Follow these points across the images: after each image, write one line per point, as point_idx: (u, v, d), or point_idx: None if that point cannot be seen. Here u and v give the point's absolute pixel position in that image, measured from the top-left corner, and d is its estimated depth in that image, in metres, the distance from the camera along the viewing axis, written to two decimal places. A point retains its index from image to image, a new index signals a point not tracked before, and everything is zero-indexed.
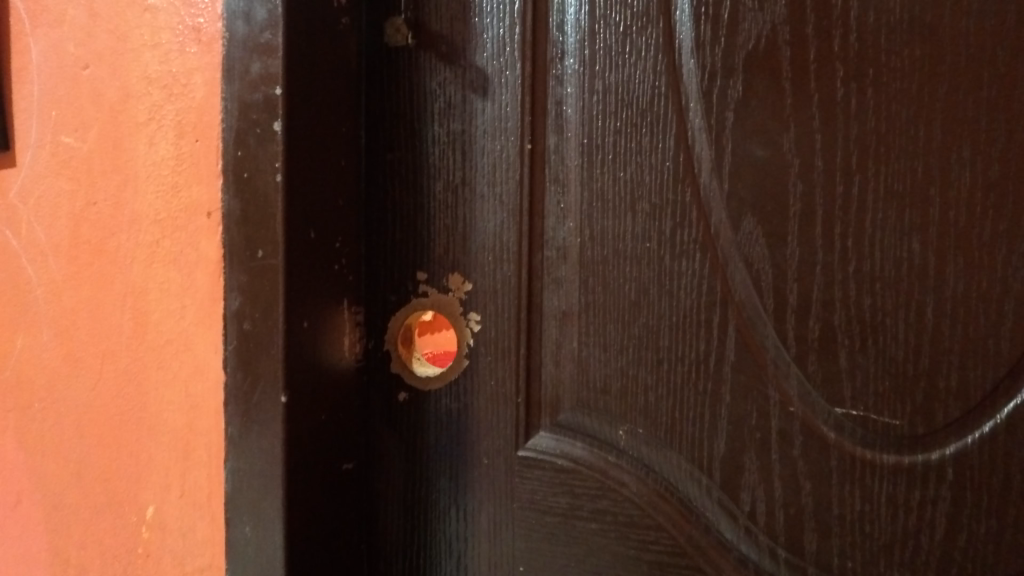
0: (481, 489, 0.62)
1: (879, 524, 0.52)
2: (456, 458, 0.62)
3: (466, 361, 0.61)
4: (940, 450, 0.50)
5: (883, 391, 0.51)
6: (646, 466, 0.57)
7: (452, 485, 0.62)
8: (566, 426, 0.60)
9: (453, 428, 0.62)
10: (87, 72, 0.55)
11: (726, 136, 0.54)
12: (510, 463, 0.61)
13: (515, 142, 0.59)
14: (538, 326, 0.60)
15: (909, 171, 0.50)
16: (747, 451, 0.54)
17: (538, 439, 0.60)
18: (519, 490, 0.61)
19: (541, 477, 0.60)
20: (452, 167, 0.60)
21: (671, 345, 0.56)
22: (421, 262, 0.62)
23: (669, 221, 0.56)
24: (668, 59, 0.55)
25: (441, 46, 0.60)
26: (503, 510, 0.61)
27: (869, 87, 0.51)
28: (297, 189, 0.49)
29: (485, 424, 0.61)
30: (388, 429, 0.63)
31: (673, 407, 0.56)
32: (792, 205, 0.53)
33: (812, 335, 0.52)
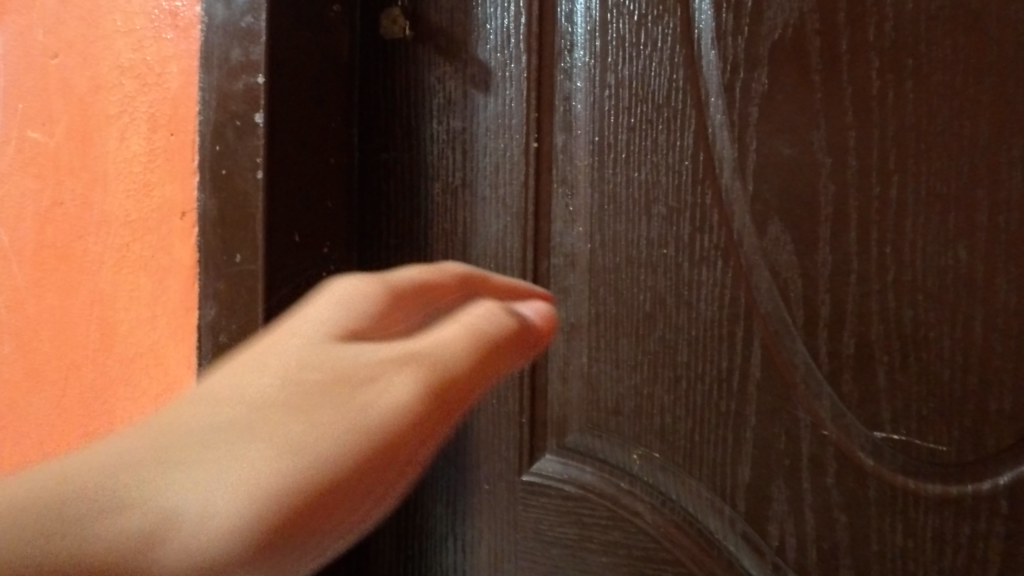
0: (481, 517, 0.57)
1: (924, 563, 0.46)
2: (454, 482, 0.57)
3: None
4: (994, 479, 0.44)
5: (928, 413, 0.46)
6: (662, 493, 0.52)
7: (449, 512, 0.58)
8: (574, 448, 0.55)
9: (451, 450, 0.57)
10: (56, 61, 0.50)
11: (750, 133, 0.50)
12: (513, 488, 0.56)
13: (520, 140, 0.55)
14: None
15: (954, 170, 0.45)
16: (775, 479, 0.49)
17: (544, 462, 0.56)
18: (523, 519, 0.56)
19: (547, 505, 0.55)
20: (452, 167, 0.56)
21: (690, 361, 0.51)
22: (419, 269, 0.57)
23: (687, 226, 0.51)
24: (686, 50, 0.51)
25: (440, 39, 0.56)
26: (506, 541, 0.56)
27: (908, 79, 0.46)
28: (281, 186, 0.45)
29: (486, 446, 0.57)
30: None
31: (692, 429, 0.51)
32: (823, 209, 0.48)
33: (847, 351, 0.48)
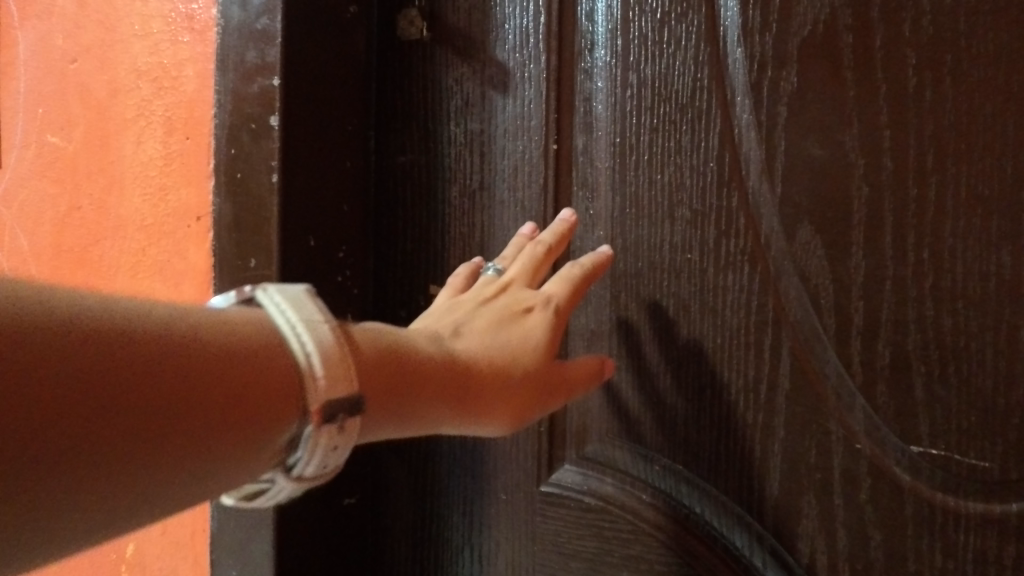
0: (498, 527, 0.56)
1: None
2: (471, 492, 0.56)
3: None
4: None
5: (969, 427, 0.43)
6: (686, 507, 0.50)
7: (465, 522, 0.57)
8: (594, 459, 0.53)
9: (467, 459, 0.56)
10: (75, 65, 0.50)
11: (778, 134, 0.48)
12: (531, 499, 0.55)
13: (539, 142, 0.53)
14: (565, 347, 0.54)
15: (997, 171, 0.43)
16: (805, 494, 0.47)
17: (562, 473, 0.54)
18: (541, 530, 0.55)
19: (565, 517, 0.54)
20: (470, 170, 0.55)
21: (714, 370, 0.49)
22: (436, 275, 0.57)
23: (712, 230, 0.50)
24: (711, 48, 0.49)
25: (458, 40, 0.55)
26: (523, 553, 0.55)
27: (947, 77, 0.44)
28: (295, 190, 0.44)
29: (504, 455, 0.55)
30: (397, 458, 0.58)
31: (718, 441, 0.49)
32: (856, 212, 0.46)
33: (881, 362, 0.45)
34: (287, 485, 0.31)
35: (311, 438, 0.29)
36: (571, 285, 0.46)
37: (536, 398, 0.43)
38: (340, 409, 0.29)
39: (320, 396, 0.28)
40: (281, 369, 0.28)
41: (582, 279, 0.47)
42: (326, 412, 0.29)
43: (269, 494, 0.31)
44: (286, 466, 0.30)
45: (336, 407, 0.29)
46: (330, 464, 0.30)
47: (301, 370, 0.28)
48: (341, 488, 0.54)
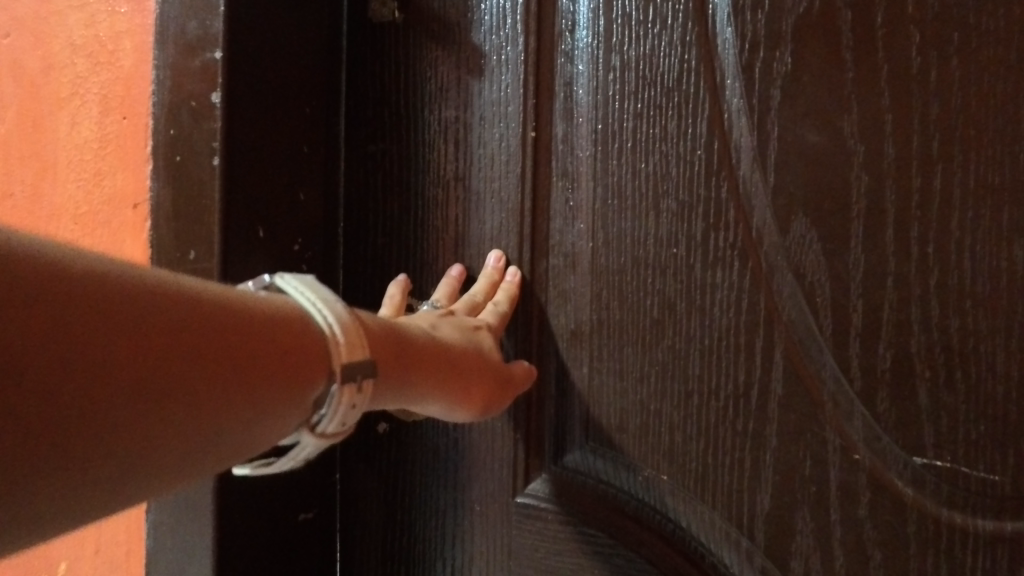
0: (473, 542, 0.52)
1: None
2: (444, 503, 0.53)
3: None
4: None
5: (978, 437, 0.40)
6: (673, 521, 0.47)
7: (439, 535, 0.53)
8: (574, 467, 0.50)
9: (441, 468, 0.53)
10: (9, 40, 0.52)
11: (771, 119, 0.44)
12: (507, 511, 0.51)
13: (516, 129, 0.50)
14: (544, 349, 0.51)
15: (1010, 159, 0.40)
16: (799, 509, 0.43)
17: (540, 483, 0.51)
18: (517, 545, 0.51)
19: (543, 530, 0.50)
20: (446, 160, 0.52)
21: (702, 373, 0.46)
22: (409, 273, 0.53)
23: (700, 223, 0.46)
24: (699, 28, 0.46)
25: (432, 22, 0.52)
26: (499, 569, 0.52)
27: (954, 57, 0.41)
28: (240, 176, 0.43)
29: (479, 464, 0.52)
30: (366, 466, 0.55)
31: (705, 450, 0.46)
32: (855, 203, 0.43)
33: (882, 365, 0.42)
34: (310, 442, 0.31)
35: (336, 396, 0.30)
36: (507, 304, 0.49)
37: (506, 390, 0.44)
38: (361, 372, 0.31)
39: (342, 359, 0.30)
40: (309, 338, 0.29)
41: (511, 302, 0.49)
42: (348, 372, 0.30)
43: (299, 448, 0.32)
44: (311, 423, 0.31)
45: (356, 369, 0.30)
46: (348, 423, 0.32)
47: (326, 338, 0.30)
48: (299, 501, 0.51)
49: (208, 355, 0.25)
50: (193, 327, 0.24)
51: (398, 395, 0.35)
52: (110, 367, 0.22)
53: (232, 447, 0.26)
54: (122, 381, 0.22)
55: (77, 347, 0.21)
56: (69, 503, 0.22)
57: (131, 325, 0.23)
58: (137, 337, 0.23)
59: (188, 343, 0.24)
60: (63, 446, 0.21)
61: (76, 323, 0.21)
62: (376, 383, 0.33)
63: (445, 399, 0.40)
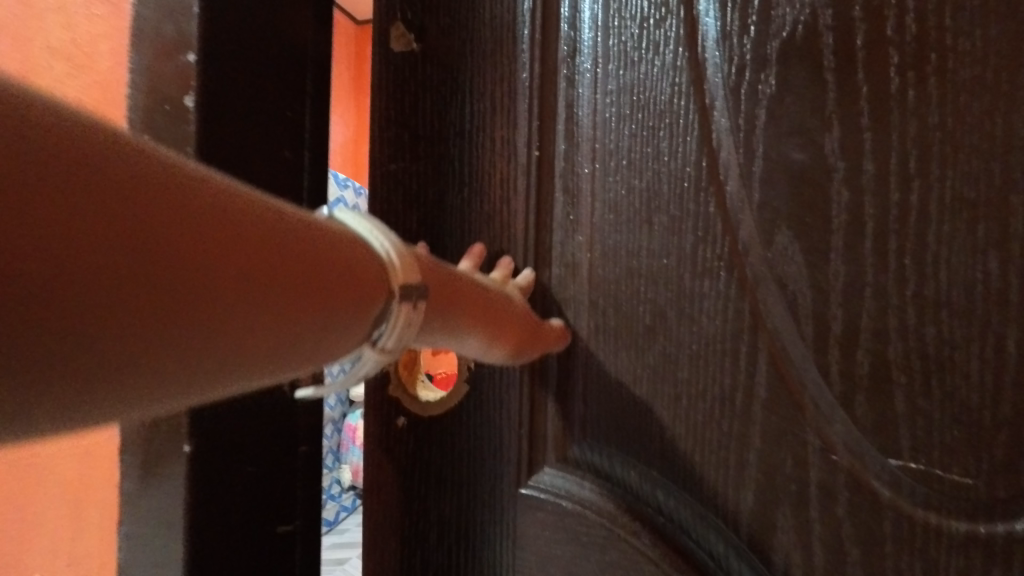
0: (487, 529, 0.57)
1: None
2: (461, 491, 0.57)
3: (466, 387, 0.56)
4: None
5: (951, 441, 0.42)
6: (663, 513, 0.50)
7: (456, 522, 0.57)
8: (575, 460, 0.54)
9: (455, 460, 0.57)
10: None
11: (757, 138, 0.47)
12: (514, 500, 0.55)
13: (523, 149, 0.54)
14: (548, 352, 0.54)
15: (985, 173, 0.41)
16: (781, 505, 0.46)
17: (543, 475, 0.55)
18: (522, 532, 0.55)
19: (544, 519, 0.54)
20: (461, 175, 0.56)
21: (690, 377, 0.49)
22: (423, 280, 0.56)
23: (690, 236, 0.49)
24: (690, 53, 0.49)
25: (445, 49, 0.56)
26: (508, 554, 0.56)
27: (932, 76, 0.43)
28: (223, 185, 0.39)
29: (490, 456, 0.56)
30: (384, 457, 0.59)
31: (693, 448, 0.49)
32: (836, 217, 0.45)
33: (860, 371, 0.44)
34: (373, 357, 0.30)
35: (397, 312, 0.28)
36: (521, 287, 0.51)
37: (536, 340, 0.47)
38: (419, 295, 0.29)
39: (399, 279, 0.28)
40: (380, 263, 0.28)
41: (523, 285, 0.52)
42: (408, 293, 0.29)
43: (359, 364, 0.30)
44: (370, 339, 0.29)
45: (416, 294, 0.29)
46: (405, 345, 0.30)
47: (382, 264, 0.28)
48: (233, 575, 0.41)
49: (276, 266, 0.20)
50: (217, 227, 0.18)
51: (439, 325, 0.35)
52: (182, 267, 0.17)
53: (332, 340, 0.25)
54: (207, 280, 0.18)
55: (125, 234, 0.15)
56: (111, 413, 0.17)
57: (178, 212, 0.17)
58: (217, 243, 0.18)
59: (228, 241, 0.18)
60: (137, 362, 0.16)
61: (146, 206, 0.16)
62: (426, 306, 0.32)
63: (483, 336, 0.41)
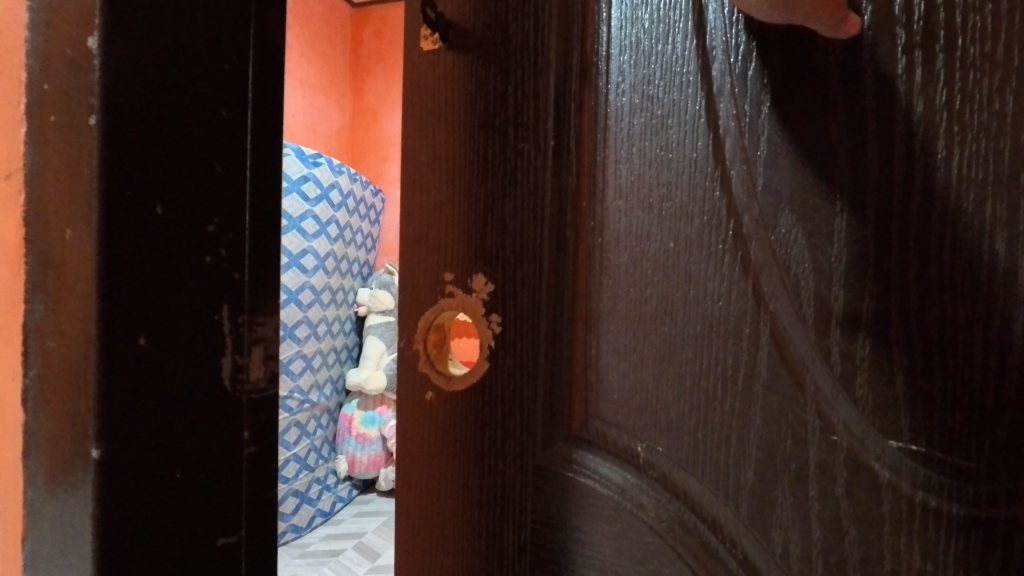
0: (503, 501, 0.58)
1: None
2: (479, 465, 0.59)
3: (487, 364, 0.58)
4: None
5: (954, 422, 0.41)
6: (667, 488, 0.52)
7: (475, 494, 0.59)
8: (587, 435, 0.56)
9: (473, 437, 0.59)
10: None
11: (762, 122, 0.47)
12: (525, 472, 0.57)
13: (544, 139, 0.56)
14: (563, 333, 0.57)
15: (994, 152, 0.41)
16: (780, 483, 0.47)
17: (556, 448, 0.57)
18: (535, 502, 0.57)
19: (557, 490, 0.57)
20: (484, 166, 0.58)
21: (694, 358, 0.50)
22: (443, 265, 0.60)
23: (695, 221, 0.50)
24: (699, 41, 0.50)
25: (480, 49, 0.58)
26: (521, 524, 0.58)
27: (940, 55, 0.42)
28: (211, 205, 0.40)
29: (507, 432, 0.58)
30: (410, 429, 0.62)
31: (696, 425, 0.50)
32: (839, 199, 0.45)
33: (862, 354, 0.44)
34: None
35: None
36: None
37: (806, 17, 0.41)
38: None
39: None
40: None
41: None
42: None
43: None
44: None
45: None
46: None
47: None
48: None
49: None
50: None
51: None
52: None
53: None
54: None
55: None
56: None
57: None
58: None
59: None
60: None
61: None
62: None
63: None
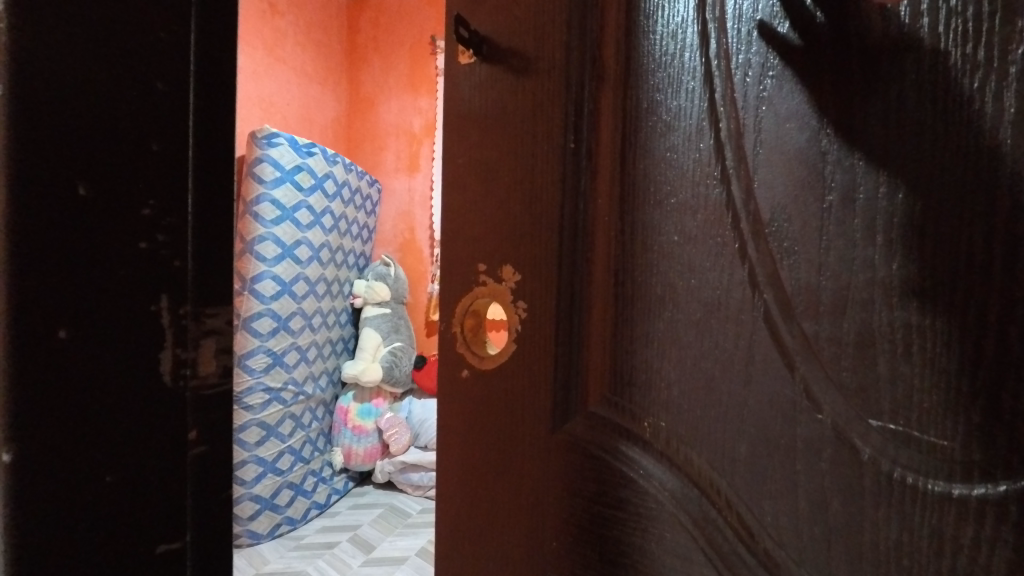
0: (520, 472, 0.63)
1: (920, 560, 0.43)
2: (499, 439, 0.64)
3: (514, 346, 0.63)
4: (1013, 481, 0.39)
5: (932, 405, 0.42)
6: (670, 460, 0.56)
7: (496, 466, 0.64)
8: (599, 412, 0.61)
9: (498, 413, 0.64)
10: None
11: (760, 129, 0.49)
12: (540, 446, 0.62)
13: (559, 144, 0.61)
14: (576, 318, 0.62)
15: (977, 149, 0.39)
16: (771, 457, 0.50)
17: (573, 424, 0.62)
18: (550, 474, 0.62)
19: (570, 463, 0.61)
20: (505, 164, 0.64)
21: (693, 341, 0.54)
22: (477, 256, 0.65)
23: (693, 218, 0.54)
24: (702, 53, 0.53)
25: (508, 59, 0.64)
26: (537, 495, 0.62)
27: (926, 57, 0.41)
28: (38, 164, 0.44)
29: (523, 409, 0.63)
30: (444, 402, 0.68)
31: (695, 403, 0.54)
32: (828, 196, 0.46)
33: (847, 338, 0.45)
34: None
35: None
36: None
37: None
38: None
39: None
40: None
41: None
42: None
43: None
44: None
45: None
46: None
47: None
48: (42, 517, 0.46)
49: None
50: None
51: None
52: None
53: None
54: None
55: None
56: None
57: None
58: None
59: None
60: None
61: None
62: None
63: None
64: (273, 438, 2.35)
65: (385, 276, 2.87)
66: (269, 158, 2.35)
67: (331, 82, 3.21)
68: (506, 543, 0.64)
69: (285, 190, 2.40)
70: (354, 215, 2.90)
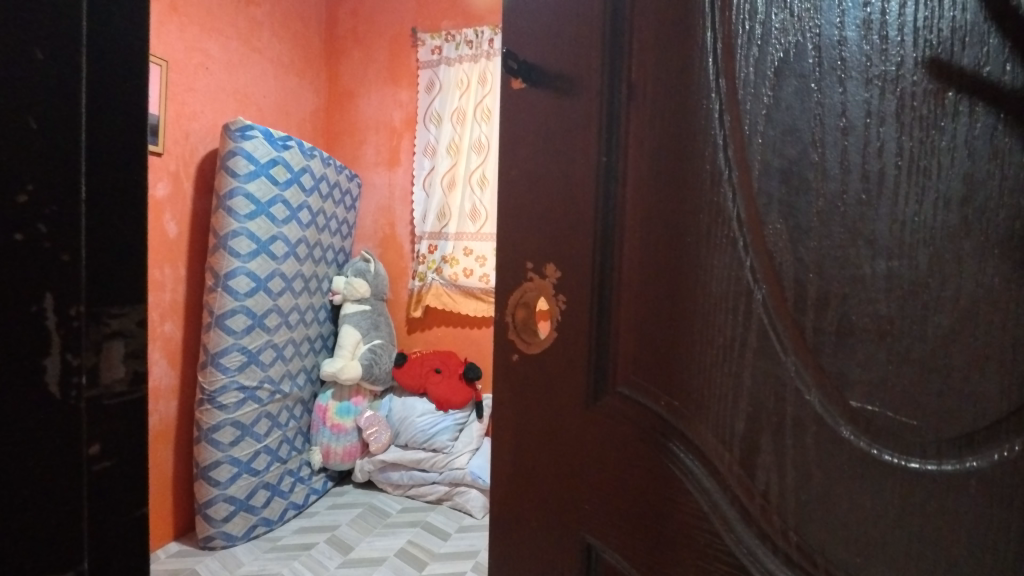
0: (552, 442, 0.69)
1: (884, 523, 0.47)
2: (538, 414, 0.70)
3: (556, 335, 0.68)
4: (979, 458, 0.42)
5: (911, 387, 0.45)
6: (689, 438, 0.60)
7: (531, 436, 0.70)
8: (625, 392, 0.64)
9: (531, 391, 0.71)
10: None
11: (761, 140, 0.53)
12: (573, 417, 0.67)
13: (592, 156, 0.63)
14: (606, 308, 0.65)
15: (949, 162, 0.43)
16: (763, 433, 0.53)
17: (606, 402, 0.65)
18: (582, 447, 0.66)
19: (598, 435, 0.65)
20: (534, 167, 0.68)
21: (700, 331, 0.58)
22: (524, 256, 0.70)
23: (708, 217, 0.57)
24: (715, 64, 0.56)
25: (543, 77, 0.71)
26: (564, 464, 0.68)
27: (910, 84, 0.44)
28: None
29: (555, 389, 0.68)
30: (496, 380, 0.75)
31: (703, 384, 0.58)
32: (819, 198, 0.49)
33: (828, 327, 0.49)
34: None
35: None
36: None
37: None
38: None
39: None
40: None
41: None
42: None
43: None
44: None
45: None
46: None
47: None
48: None
49: None
50: None
51: None
52: None
53: None
54: None
55: None
56: None
57: None
58: None
59: None
60: None
61: None
62: None
63: None
64: (247, 438, 2.32)
65: (364, 273, 2.85)
66: (246, 150, 2.31)
67: (307, 76, 3.17)
68: (546, 506, 0.70)
69: (258, 185, 2.36)
70: (332, 210, 2.88)
